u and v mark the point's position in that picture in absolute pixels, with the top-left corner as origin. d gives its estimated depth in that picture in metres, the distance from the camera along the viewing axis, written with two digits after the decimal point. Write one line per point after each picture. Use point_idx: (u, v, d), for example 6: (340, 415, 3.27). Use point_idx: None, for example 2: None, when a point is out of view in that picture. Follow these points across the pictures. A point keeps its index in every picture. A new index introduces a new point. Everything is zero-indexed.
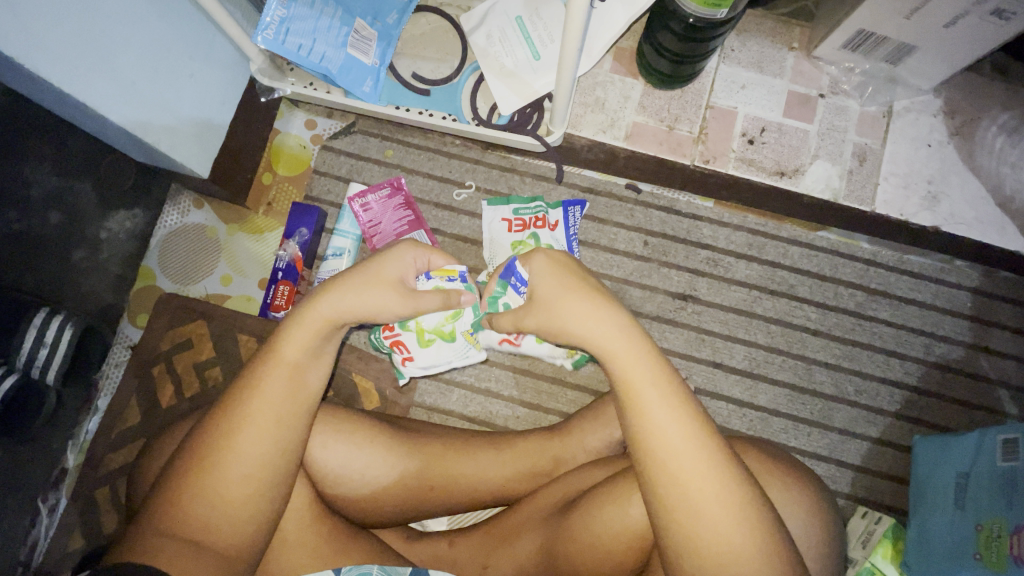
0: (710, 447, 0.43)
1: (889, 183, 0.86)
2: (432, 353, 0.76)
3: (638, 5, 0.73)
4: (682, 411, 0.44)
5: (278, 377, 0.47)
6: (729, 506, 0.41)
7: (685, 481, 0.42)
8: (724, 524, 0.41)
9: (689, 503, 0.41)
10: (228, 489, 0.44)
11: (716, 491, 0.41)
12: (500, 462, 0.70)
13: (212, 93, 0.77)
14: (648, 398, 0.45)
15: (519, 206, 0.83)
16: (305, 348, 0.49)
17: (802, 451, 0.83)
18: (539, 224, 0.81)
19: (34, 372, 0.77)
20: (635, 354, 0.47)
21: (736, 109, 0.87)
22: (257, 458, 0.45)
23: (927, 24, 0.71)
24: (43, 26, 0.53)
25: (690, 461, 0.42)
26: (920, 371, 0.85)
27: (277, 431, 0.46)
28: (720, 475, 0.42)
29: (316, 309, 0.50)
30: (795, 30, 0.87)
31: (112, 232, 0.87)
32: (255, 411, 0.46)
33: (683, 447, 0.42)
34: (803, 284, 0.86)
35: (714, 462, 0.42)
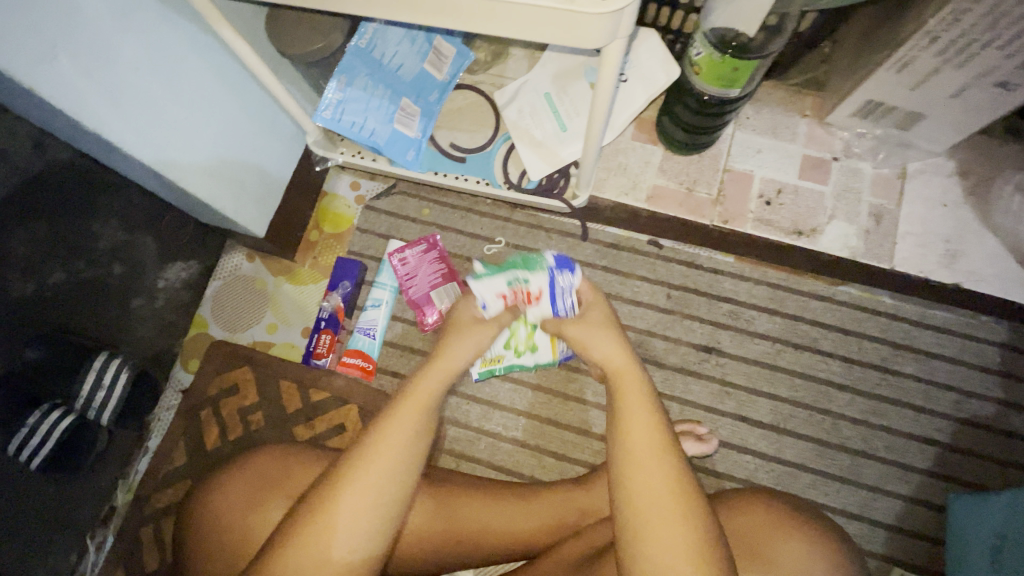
0: (673, 475, 0.47)
1: (907, 242, 0.87)
2: (492, 353, 0.85)
3: (656, 86, 0.80)
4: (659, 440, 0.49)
5: (413, 408, 0.52)
6: (685, 537, 0.44)
7: (650, 504, 0.46)
8: (664, 539, 0.44)
9: (644, 526, 0.45)
10: (347, 530, 0.45)
11: (674, 532, 0.44)
12: (521, 509, 0.73)
13: (271, 160, 0.86)
14: (632, 428, 0.50)
15: (518, 275, 0.74)
16: (422, 409, 0.52)
17: (832, 507, 0.83)
18: (524, 297, 0.74)
19: (90, 413, 0.85)
20: (634, 380, 0.54)
21: (752, 172, 0.90)
22: (380, 496, 0.47)
23: (933, 94, 0.76)
24: (141, 117, 0.62)
25: (649, 474, 0.47)
26: (951, 428, 0.85)
27: (395, 486, 0.48)
28: (678, 506, 0.45)
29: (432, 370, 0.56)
30: (807, 98, 0.92)
31: (169, 281, 0.95)
32: (376, 458, 0.48)
33: (653, 471, 0.47)
34: (825, 337, 0.88)
35: (677, 492, 0.46)
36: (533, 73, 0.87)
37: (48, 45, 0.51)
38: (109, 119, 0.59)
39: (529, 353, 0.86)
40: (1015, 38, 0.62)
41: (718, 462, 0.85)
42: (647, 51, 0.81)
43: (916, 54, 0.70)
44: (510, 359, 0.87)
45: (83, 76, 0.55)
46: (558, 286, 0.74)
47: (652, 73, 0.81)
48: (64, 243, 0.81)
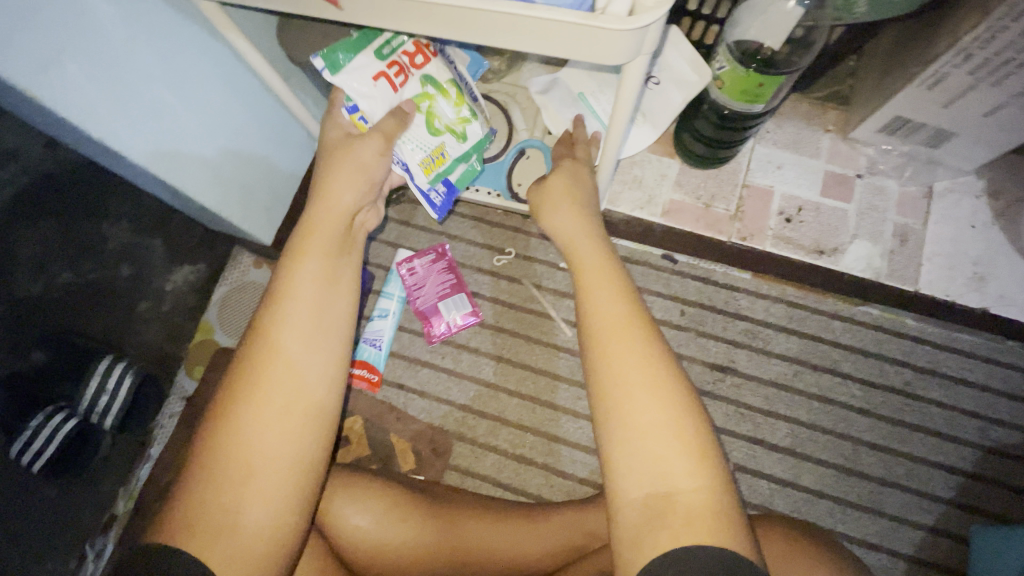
0: (670, 397, 0.45)
1: (932, 264, 0.84)
2: (430, 148, 0.69)
3: (693, 87, 0.75)
4: (648, 356, 0.47)
5: (304, 295, 0.48)
6: (691, 470, 0.42)
7: (647, 430, 0.44)
8: (647, 416, 0.44)
9: (640, 463, 0.43)
10: (273, 427, 0.43)
11: (659, 413, 0.44)
12: (530, 531, 0.71)
13: (277, 169, 0.85)
14: (623, 353, 0.47)
15: (383, 46, 0.63)
16: (309, 316, 0.48)
17: (850, 537, 0.80)
18: (409, 69, 0.65)
19: (93, 417, 0.86)
20: (603, 280, 0.53)
21: (773, 188, 0.88)
22: (299, 389, 0.45)
23: (965, 113, 0.73)
24: (151, 128, 0.61)
25: (630, 363, 0.46)
26: (975, 456, 0.82)
27: (298, 413, 0.44)
28: (674, 428, 0.44)
29: (311, 254, 0.51)
30: (831, 113, 0.89)
31: (176, 283, 0.97)
32: (269, 392, 0.44)
33: (640, 396, 0.45)
34: (845, 359, 0.85)
35: (668, 414, 0.44)
36: (567, 73, 0.83)
37: (55, 52, 0.49)
38: (118, 131, 0.57)
39: (471, 157, 0.75)
40: None
41: None
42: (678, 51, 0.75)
43: (949, 70, 0.67)
44: (454, 167, 0.73)
45: (90, 82, 0.53)
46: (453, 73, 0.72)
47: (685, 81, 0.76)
48: None
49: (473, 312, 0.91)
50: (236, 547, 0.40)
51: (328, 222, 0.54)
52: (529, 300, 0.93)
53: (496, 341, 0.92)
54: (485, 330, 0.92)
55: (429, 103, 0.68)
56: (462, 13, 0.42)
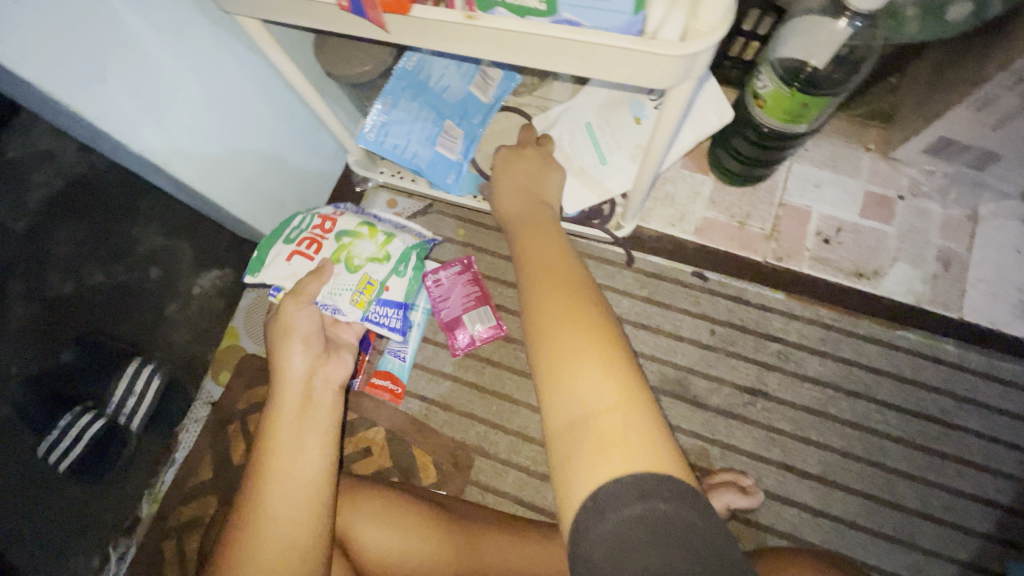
0: (590, 324, 0.42)
1: (976, 289, 0.81)
2: (354, 284, 0.69)
3: (708, 126, 0.71)
4: (571, 296, 0.44)
5: (287, 405, 0.55)
6: (614, 391, 0.38)
7: (567, 355, 0.40)
8: (577, 344, 0.41)
9: (563, 390, 0.39)
10: (276, 530, 0.47)
11: (583, 336, 0.41)
12: (555, 555, 0.69)
13: (308, 179, 0.86)
14: (549, 295, 0.45)
15: (290, 233, 0.73)
16: (302, 412, 0.55)
17: (883, 570, 0.77)
18: (323, 228, 0.72)
19: (121, 419, 0.86)
20: (540, 241, 0.54)
21: (810, 208, 0.86)
22: (297, 494, 0.50)
23: (1015, 135, 0.70)
24: (189, 140, 0.62)
25: (556, 300, 0.44)
26: (1017, 491, 0.79)
27: (308, 447, 0.53)
28: (596, 350, 0.40)
29: (295, 360, 0.58)
30: (871, 131, 0.87)
31: (203, 288, 0.98)
32: (273, 480, 0.49)
33: (565, 326, 0.42)
34: (881, 385, 0.82)
35: (592, 340, 0.41)
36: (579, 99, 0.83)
37: (99, 68, 0.50)
38: (155, 141, 0.58)
39: (404, 272, 0.73)
40: None
41: (760, 512, 0.80)
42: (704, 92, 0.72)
43: (1000, 92, 0.65)
44: (387, 286, 0.72)
45: (131, 96, 0.54)
46: (364, 214, 0.77)
47: (704, 119, 0.72)
48: None
49: (497, 324, 0.90)
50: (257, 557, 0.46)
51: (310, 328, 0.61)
52: None
53: (520, 356, 0.91)
54: (510, 344, 0.92)
55: (349, 241, 0.71)
56: (507, 36, 0.41)
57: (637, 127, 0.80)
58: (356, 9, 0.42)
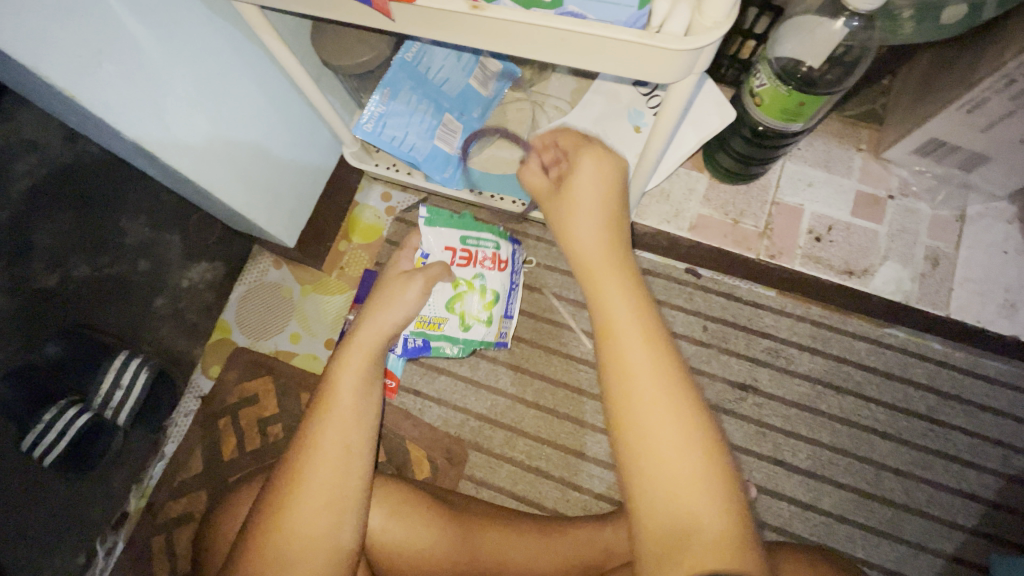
0: (689, 438, 0.42)
1: (963, 289, 0.83)
2: (435, 313, 0.77)
3: (710, 128, 0.74)
4: (668, 384, 0.42)
5: (337, 405, 0.56)
6: (714, 506, 0.40)
7: (671, 480, 0.41)
8: (678, 468, 0.41)
9: (660, 506, 0.41)
10: (309, 520, 0.50)
11: (685, 457, 0.41)
12: (545, 544, 0.70)
13: (305, 173, 0.85)
14: (640, 383, 0.42)
15: (472, 238, 0.78)
16: (350, 412, 0.56)
17: (870, 562, 0.79)
18: (486, 266, 0.78)
19: (106, 412, 0.86)
20: (619, 295, 0.46)
21: (803, 206, 0.87)
22: (331, 479, 0.52)
23: (1003, 138, 0.71)
24: (184, 129, 0.61)
25: (657, 408, 0.42)
26: (997, 484, 0.81)
27: (353, 457, 0.53)
28: (698, 473, 0.41)
29: (354, 358, 0.60)
30: (863, 132, 0.88)
31: (192, 281, 0.95)
32: (315, 473, 0.51)
33: (665, 434, 0.41)
34: (869, 381, 0.84)
35: (692, 463, 0.41)
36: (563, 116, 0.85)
37: (94, 52, 0.49)
38: (151, 130, 0.57)
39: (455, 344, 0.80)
40: None
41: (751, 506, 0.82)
42: (702, 91, 0.75)
43: (989, 95, 0.66)
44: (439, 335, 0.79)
45: (124, 80, 0.53)
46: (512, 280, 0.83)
47: (705, 115, 0.75)
48: None
49: None
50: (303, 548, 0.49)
51: (371, 339, 0.62)
52: (550, 310, 0.92)
53: (514, 351, 0.91)
54: (504, 340, 0.92)
55: (464, 292, 0.77)
56: (514, 26, 0.41)
57: (637, 135, 0.81)
58: None
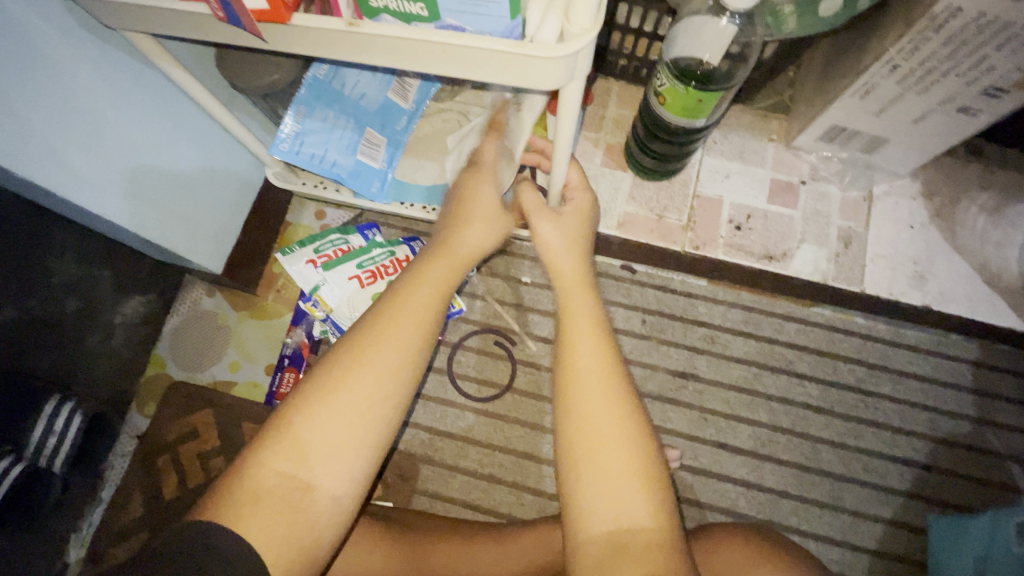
0: (631, 433, 0.48)
1: (876, 264, 0.88)
2: None
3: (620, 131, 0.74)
4: (611, 410, 0.48)
5: (405, 315, 0.50)
6: (631, 474, 0.46)
7: (611, 461, 0.46)
8: (619, 454, 0.46)
9: (602, 480, 0.46)
10: (330, 430, 0.45)
11: (626, 448, 0.47)
12: (498, 551, 0.70)
13: (226, 198, 0.84)
14: (582, 382, 0.49)
15: (364, 258, 0.89)
16: (415, 330, 0.50)
17: (814, 534, 0.82)
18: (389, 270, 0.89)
19: (42, 460, 0.77)
20: (578, 285, 0.57)
21: (722, 198, 0.90)
22: (372, 404, 0.46)
23: (897, 120, 0.76)
24: (82, 162, 0.59)
25: (600, 401, 0.48)
26: (927, 447, 0.85)
27: (404, 370, 0.48)
28: (632, 460, 0.47)
29: (427, 280, 0.54)
30: (773, 123, 0.92)
31: (125, 316, 0.89)
32: (345, 395, 0.45)
33: (603, 417, 0.48)
34: (800, 359, 0.87)
35: (626, 443, 0.47)
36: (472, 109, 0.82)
37: None
38: (46, 167, 0.55)
39: None
40: (976, 65, 0.62)
41: (699, 491, 0.84)
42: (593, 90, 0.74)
43: (878, 81, 0.70)
44: None
45: (9, 116, 0.51)
46: None
47: None
48: (17, 278, 0.73)
49: (436, 331, 0.91)
50: (268, 537, 0.41)
51: (449, 256, 0.58)
52: (492, 316, 0.93)
53: (458, 359, 0.91)
54: (448, 349, 0.92)
55: None
56: (392, 42, 0.42)
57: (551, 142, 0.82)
58: (234, 19, 0.41)
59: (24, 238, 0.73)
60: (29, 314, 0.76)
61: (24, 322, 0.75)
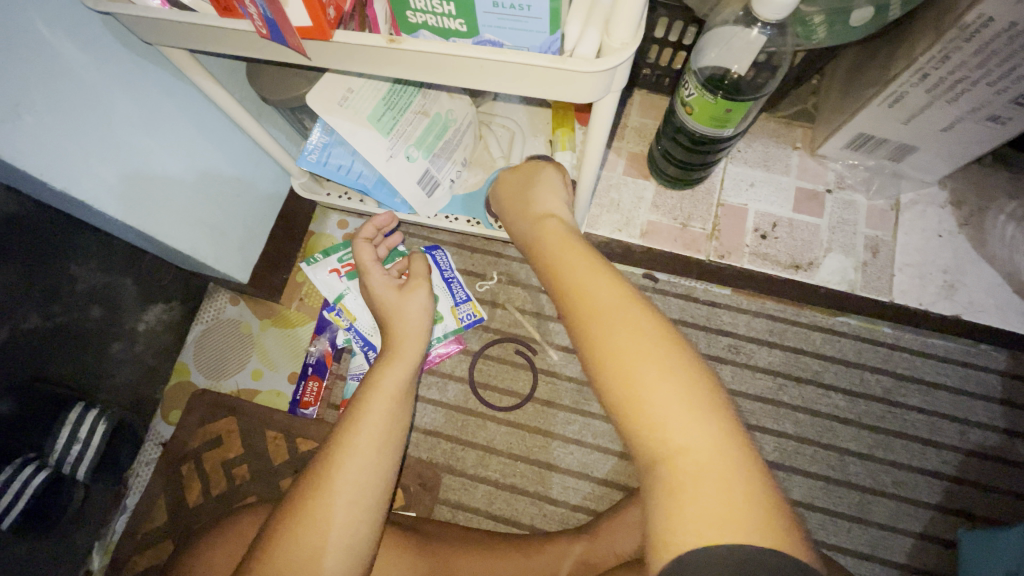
0: (645, 327, 0.40)
1: (904, 273, 0.87)
2: None
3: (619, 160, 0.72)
4: (635, 323, 0.40)
5: (375, 398, 0.56)
6: (657, 365, 0.38)
7: (627, 354, 0.39)
8: (631, 347, 0.39)
9: (618, 384, 0.39)
10: (329, 522, 0.48)
11: (636, 340, 0.39)
12: (523, 563, 0.70)
13: (252, 209, 0.84)
14: (586, 296, 0.43)
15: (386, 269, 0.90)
16: (387, 412, 0.55)
17: (841, 548, 0.81)
18: None
19: (65, 467, 0.78)
20: (559, 236, 0.52)
21: (746, 206, 0.90)
22: (355, 478, 0.50)
23: (925, 128, 0.75)
24: (114, 173, 0.60)
25: (606, 312, 0.41)
26: (957, 460, 0.83)
27: (380, 451, 0.53)
28: (653, 354, 0.39)
29: (388, 363, 0.61)
30: (798, 130, 0.92)
31: (149, 324, 0.90)
32: (335, 479, 0.50)
33: (611, 324, 0.41)
34: (827, 370, 0.86)
35: (646, 337, 0.40)
36: (457, 111, 0.78)
37: (12, 104, 0.48)
38: (80, 178, 0.56)
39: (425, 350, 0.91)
40: (1006, 75, 0.61)
41: None
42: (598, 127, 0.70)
43: (907, 89, 0.69)
44: None
45: (47, 131, 0.52)
46: (447, 273, 0.91)
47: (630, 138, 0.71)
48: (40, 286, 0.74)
49: (457, 339, 0.92)
50: None
51: (404, 341, 0.63)
52: (514, 325, 0.92)
53: (480, 368, 0.91)
54: (470, 358, 0.91)
55: None
56: (430, 57, 0.42)
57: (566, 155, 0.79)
58: (275, 36, 0.42)
59: (48, 249, 0.74)
60: (55, 323, 0.77)
61: (50, 330, 0.77)
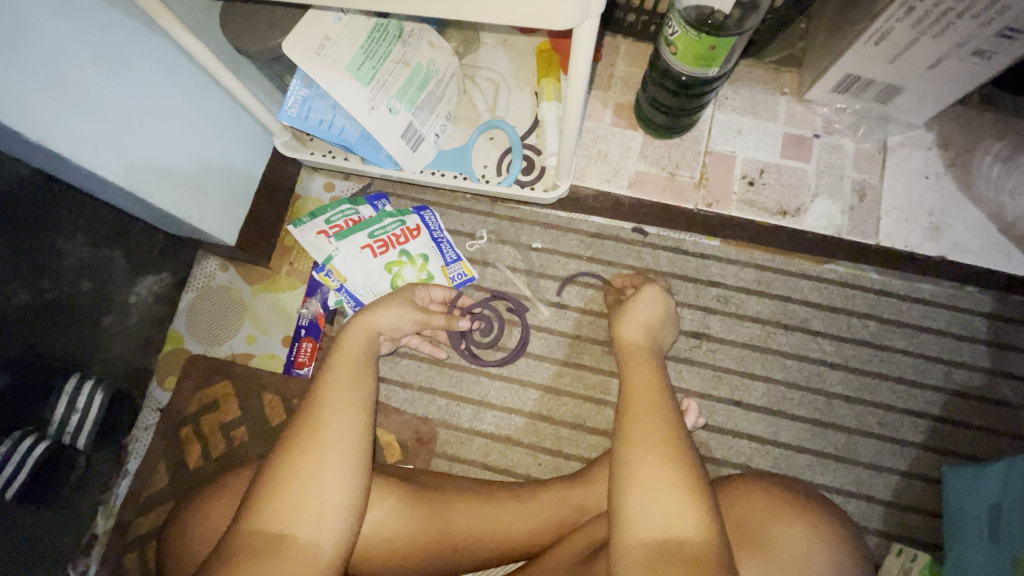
0: (662, 429, 0.51)
1: (890, 217, 0.87)
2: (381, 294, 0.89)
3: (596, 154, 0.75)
4: (656, 426, 0.51)
5: (350, 366, 0.58)
6: (665, 463, 0.48)
7: (643, 442, 0.49)
8: (650, 446, 0.49)
9: (637, 469, 0.48)
10: (316, 467, 0.50)
11: (655, 436, 0.50)
12: (521, 511, 0.71)
13: (235, 170, 0.83)
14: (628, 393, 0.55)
15: (376, 229, 0.90)
16: (356, 377, 0.57)
17: (829, 487, 0.83)
18: (402, 240, 0.90)
19: (65, 437, 0.80)
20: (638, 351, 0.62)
21: (734, 153, 0.89)
22: (342, 428, 0.53)
23: (911, 67, 0.74)
24: (89, 127, 0.59)
25: (639, 411, 0.52)
26: (942, 400, 0.85)
27: (356, 413, 0.54)
28: (661, 451, 0.49)
29: (355, 339, 0.62)
30: (785, 76, 0.91)
31: (140, 295, 0.89)
32: (323, 430, 0.52)
33: (638, 423, 0.51)
34: (814, 316, 0.87)
35: (660, 435, 0.50)
36: (439, 62, 0.77)
37: None
38: (53, 131, 0.55)
39: None
40: (991, 5, 0.61)
41: (715, 448, 0.84)
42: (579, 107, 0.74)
43: (892, 25, 0.68)
44: None
45: (16, 82, 0.51)
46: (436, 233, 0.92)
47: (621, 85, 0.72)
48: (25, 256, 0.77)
49: None
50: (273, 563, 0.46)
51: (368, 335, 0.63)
52: (504, 282, 0.92)
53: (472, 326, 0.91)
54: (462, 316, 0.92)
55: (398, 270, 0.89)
56: None
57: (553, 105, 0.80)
58: None
59: None
60: None
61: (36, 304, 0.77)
